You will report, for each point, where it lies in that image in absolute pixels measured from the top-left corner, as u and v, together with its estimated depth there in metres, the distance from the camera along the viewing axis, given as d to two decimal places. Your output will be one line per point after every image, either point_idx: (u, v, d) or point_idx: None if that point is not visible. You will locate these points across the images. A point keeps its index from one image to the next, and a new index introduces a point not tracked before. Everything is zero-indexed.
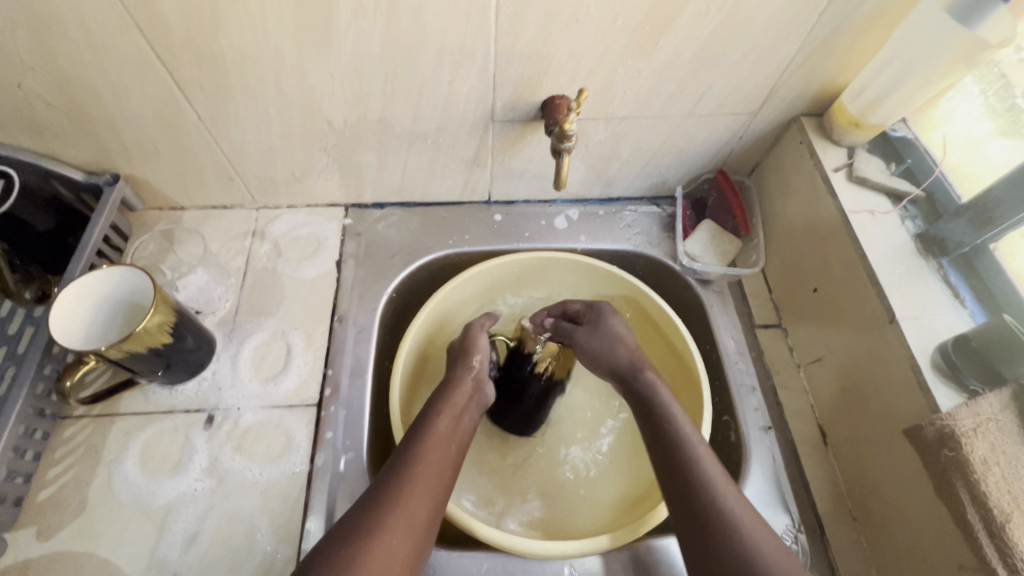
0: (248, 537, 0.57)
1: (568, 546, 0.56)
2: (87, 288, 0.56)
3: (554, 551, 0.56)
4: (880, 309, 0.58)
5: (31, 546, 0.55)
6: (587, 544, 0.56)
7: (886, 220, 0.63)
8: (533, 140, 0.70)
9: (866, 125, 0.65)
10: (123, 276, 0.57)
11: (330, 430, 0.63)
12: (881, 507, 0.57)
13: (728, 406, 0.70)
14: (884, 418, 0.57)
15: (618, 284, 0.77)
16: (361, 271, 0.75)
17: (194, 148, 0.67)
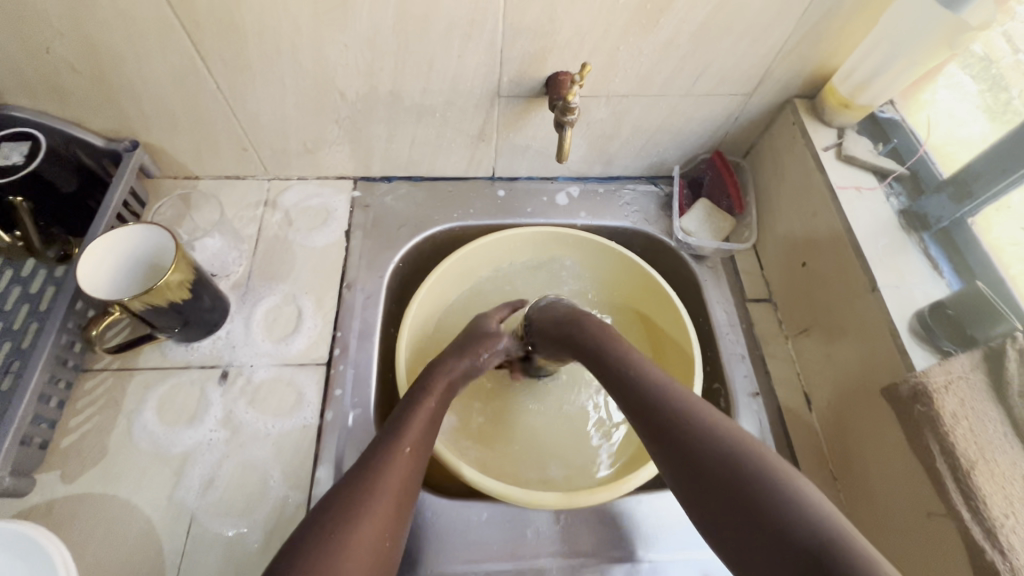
0: (261, 483, 0.60)
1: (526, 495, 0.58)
2: (103, 248, 0.58)
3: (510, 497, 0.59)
4: (863, 278, 0.61)
5: (56, 487, 0.58)
6: (565, 499, 0.58)
7: (872, 195, 0.66)
8: (537, 115, 0.73)
9: (856, 106, 0.68)
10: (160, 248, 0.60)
11: (339, 387, 0.66)
12: (859, 464, 0.61)
13: (719, 374, 0.74)
14: (860, 380, 0.61)
15: (616, 258, 0.80)
16: (369, 241, 0.78)
17: (211, 117, 0.70)
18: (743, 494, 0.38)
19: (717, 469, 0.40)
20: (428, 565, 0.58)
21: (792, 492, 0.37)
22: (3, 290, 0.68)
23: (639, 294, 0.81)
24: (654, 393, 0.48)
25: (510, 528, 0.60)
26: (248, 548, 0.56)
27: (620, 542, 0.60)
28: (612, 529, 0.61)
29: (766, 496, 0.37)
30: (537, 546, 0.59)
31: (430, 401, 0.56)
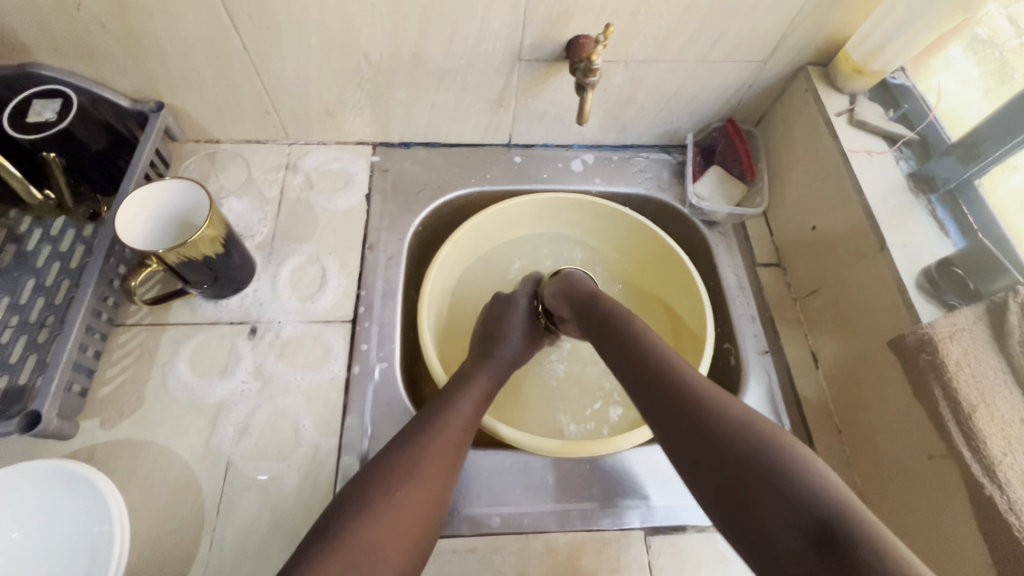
0: (293, 431, 0.62)
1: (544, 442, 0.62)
2: (143, 199, 0.60)
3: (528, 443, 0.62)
4: (873, 238, 0.64)
5: (96, 433, 0.60)
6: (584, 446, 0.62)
7: (882, 159, 0.68)
8: (555, 81, 0.75)
9: (868, 72, 0.70)
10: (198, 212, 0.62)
11: (365, 342, 0.69)
12: (863, 416, 0.64)
13: (730, 335, 0.76)
14: (867, 335, 0.64)
15: (630, 224, 0.82)
16: (389, 205, 0.80)
17: (236, 79, 0.71)
18: (733, 440, 0.41)
19: (713, 418, 0.43)
20: (455, 508, 0.60)
21: (774, 441, 0.41)
22: (34, 248, 0.69)
23: (651, 259, 0.83)
24: (655, 357, 0.52)
25: (531, 474, 0.63)
26: (283, 490, 0.59)
27: (636, 488, 0.63)
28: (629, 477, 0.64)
29: (755, 442, 0.41)
30: (558, 491, 0.62)
31: (478, 387, 0.63)
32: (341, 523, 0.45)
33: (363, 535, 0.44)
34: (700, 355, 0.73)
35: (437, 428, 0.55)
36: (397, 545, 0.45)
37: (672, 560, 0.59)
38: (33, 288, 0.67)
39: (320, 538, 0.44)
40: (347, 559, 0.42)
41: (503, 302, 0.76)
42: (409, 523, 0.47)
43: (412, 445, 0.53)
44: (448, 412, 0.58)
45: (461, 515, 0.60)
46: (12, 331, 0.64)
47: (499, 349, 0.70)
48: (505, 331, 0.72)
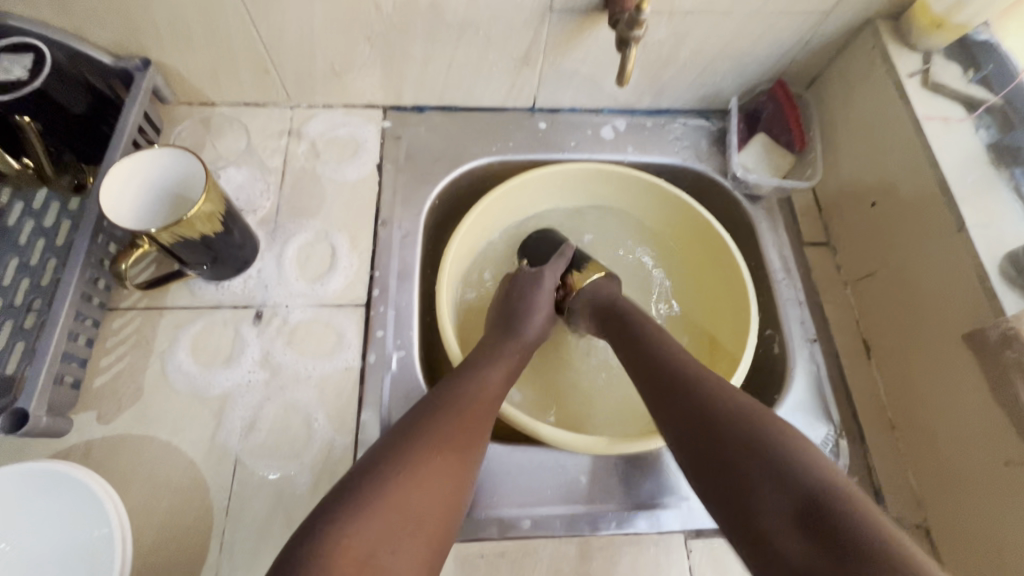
0: (305, 426, 0.57)
1: (576, 441, 0.57)
2: (133, 167, 0.54)
3: (559, 440, 0.58)
4: (948, 218, 0.57)
5: (93, 428, 0.56)
6: (615, 444, 0.57)
7: (960, 127, 0.61)
8: (590, 35, 0.66)
9: (949, 26, 0.61)
10: (189, 190, 0.56)
11: (380, 329, 0.63)
12: (924, 412, 0.59)
13: (773, 320, 0.70)
14: (933, 326, 0.58)
15: (666, 198, 0.74)
16: (402, 176, 0.73)
17: (230, 32, 0.63)
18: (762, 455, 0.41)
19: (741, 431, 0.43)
20: (482, 509, 0.56)
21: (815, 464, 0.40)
22: (15, 224, 0.63)
23: (687, 237, 0.77)
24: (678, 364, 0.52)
25: (563, 473, 0.58)
26: (297, 490, 0.55)
27: (676, 488, 0.58)
28: (668, 476, 0.59)
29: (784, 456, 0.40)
30: (592, 491, 0.58)
31: (504, 364, 0.59)
32: (365, 492, 0.43)
33: (390, 511, 0.42)
34: (742, 343, 0.67)
35: (461, 400, 0.52)
36: (424, 526, 0.44)
37: (715, 565, 0.55)
38: (17, 268, 0.61)
39: (339, 503, 0.42)
40: (373, 533, 0.41)
41: (528, 280, 0.68)
42: (435, 503, 0.45)
43: (435, 416, 0.50)
44: (471, 386, 0.54)
45: (489, 517, 0.56)
46: None
47: (523, 326, 0.64)
48: (530, 309, 0.65)
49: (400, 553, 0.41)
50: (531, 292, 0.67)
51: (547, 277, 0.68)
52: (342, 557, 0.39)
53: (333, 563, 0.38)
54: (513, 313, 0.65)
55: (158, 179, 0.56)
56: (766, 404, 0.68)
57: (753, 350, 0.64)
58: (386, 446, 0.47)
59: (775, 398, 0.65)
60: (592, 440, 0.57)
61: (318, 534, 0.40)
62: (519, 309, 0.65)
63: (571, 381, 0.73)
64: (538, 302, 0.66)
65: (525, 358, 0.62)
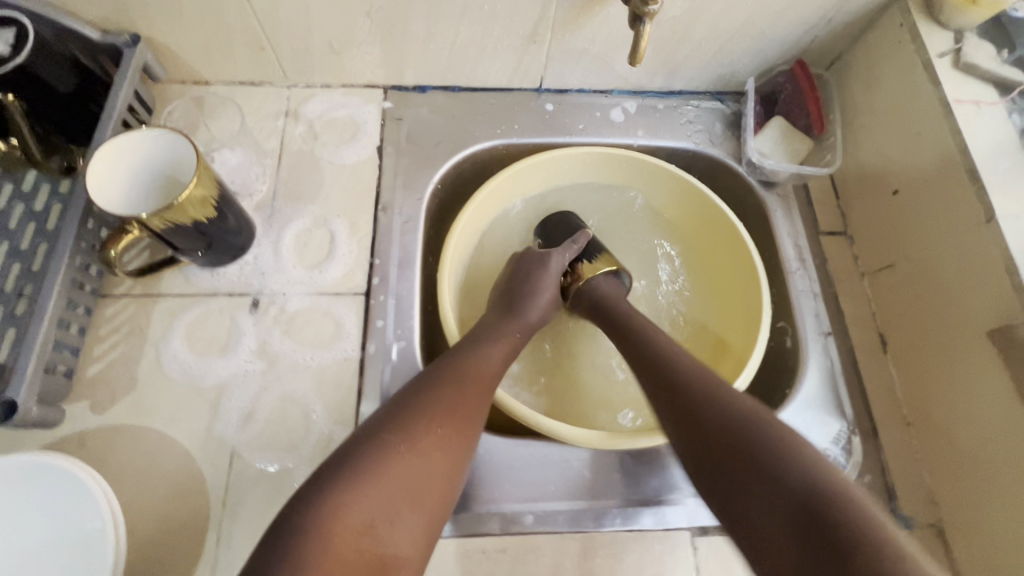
0: (304, 418, 0.56)
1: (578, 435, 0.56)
2: (117, 157, 0.52)
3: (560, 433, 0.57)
4: (976, 208, 0.54)
5: (87, 417, 0.55)
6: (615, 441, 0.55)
7: (992, 111, 0.57)
8: (600, 11, 0.63)
9: (986, 1, 0.58)
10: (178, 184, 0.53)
11: (380, 318, 0.61)
12: (943, 409, 0.57)
13: (786, 312, 0.68)
14: (955, 321, 0.56)
15: (676, 184, 0.72)
16: (403, 160, 0.70)
17: (221, 6, 0.59)
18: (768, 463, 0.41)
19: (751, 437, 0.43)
20: (483, 504, 0.55)
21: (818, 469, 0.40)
22: (5, 207, 0.61)
23: (698, 225, 0.74)
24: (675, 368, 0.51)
25: (567, 467, 0.57)
26: (294, 482, 0.54)
27: (683, 485, 0.57)
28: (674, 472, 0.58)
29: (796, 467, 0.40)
30: (596, 487, 0.56)
31: (504, 341, 0.57)
32: (362, 465, 0.42)
33: (388, 484, 0.42)
34: (753, 336, 0.65)
35: (462, 375, 0.51)
36: (423, 498, 0.44)
37: (720, 563, 0.54)
38: (7, 253, 0.59)
39: (335, 474, 0.42)
40: (371, 506, 0.41)
41: (536, 260, 0.65)
42: (434, 476, 0.45)
43: (436, 390, 0.49)
44: (474, 362, 0.53)
45: (491, 512, 0.55)
46: None
47: (526, 306, 0.62)
48: (536, 289, 0.63)
49: (398, 525, 0.42)
50: (536, 275, 0.64)
51: (556, 257, 0.65)
52: (338, 528, 0.39)
53: (329, 534, 0.38)
54: (515, 292, 0.63)
55: (153, 167, 0.53)
56: (777, 398, 0.66)
57: (764, 344, 0.62)
58: (385, 419, 0.47)
59: (787, 393, 0.63)
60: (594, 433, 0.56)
61: (312, 502, 0.40)
62: (524, 287, 0.63)
63: (576, 373, 0.71)
64: (541, 283, 0.63)
65: (523, 338, 0.60)
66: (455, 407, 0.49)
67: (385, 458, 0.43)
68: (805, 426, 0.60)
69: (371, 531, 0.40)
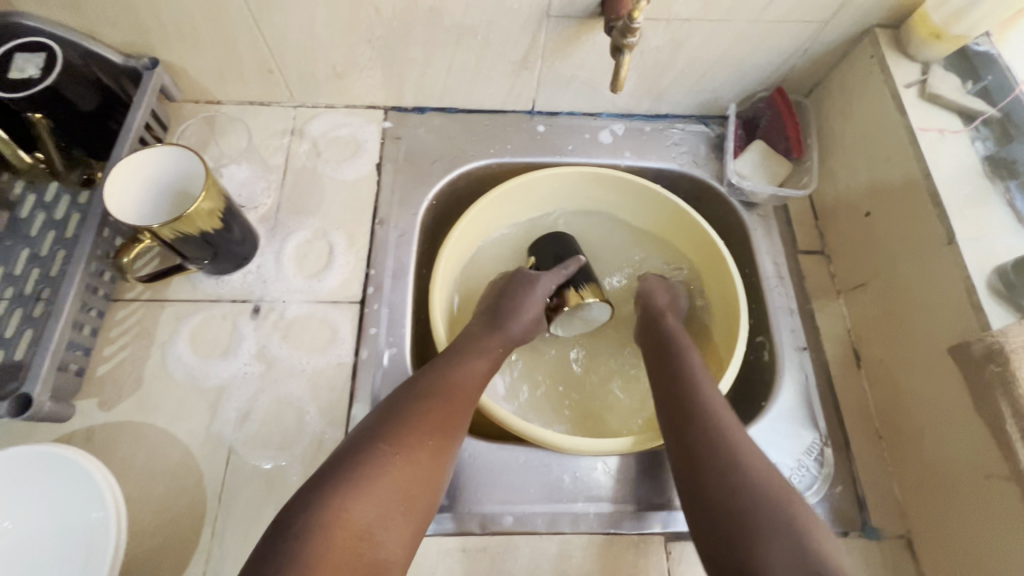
0: (298, 419, 0.59)
1: (567, 441, 0.58)
2: (139, 163, 0.56)
3: (551, 441, 0.58)
4: (939, 230, 0.57)
5: (94, 414, 0.58)
6: (591, 444, 0.58)
7: (956, 139, 0.60)
8: (587, 41, 0.67)
9: (948, 37, 0.61)
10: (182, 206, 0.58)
11: (373, 326, 0.65)
12: (911, 423, 0.59)
13: (764, 327, 0.70)
14: (920, 338, 0.59)
15: (660, 203, 0.75)
16: (401, 176, 0.74)
17: (235, 34, 0.64)
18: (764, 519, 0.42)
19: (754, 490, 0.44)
20: (466, 504, 0.57)
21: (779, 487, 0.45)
22: (27, 216, 0.66)
23: (681, 242, 0.77)
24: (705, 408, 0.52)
25: (547, 471, 0.60)
26: (287, 480, 0.57)
27: (658, 490, 0.59)
28: (649, 478, 0.60)
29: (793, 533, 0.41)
30: (574, 490, 0.59)
31: (487, 356, 0.60)
32: (357, 473, 0.45)
33: (383, 490, 0.45)
34: (731, 350, 0.67)
35: (446, 385, 0.54)
36: (415, 504, 0.46)
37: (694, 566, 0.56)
38: (28, 259, 0.64)
39: (331, 481, 0.44)
40: (368, 510, 0.43)
41: (523, 282, 0.69)
42: (424, 484, 0.48)
43: (423, 402, 0.52)
44: (456, 374, 0.56)
45: (473, 512, 0.57)
46: (7, 304, 0.61)
47: (510, 321, 0.65)
48: (518, 308, 0.66)
49: (393, 529, 0.44)
50: (522, 295, 0.67)
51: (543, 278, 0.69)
52: (339, 534, 0.41)
53: (329, 536, 0.41)
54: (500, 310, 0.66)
55: (165, 181, 0.58)
56: (754, 410, 0.68)
57: (741, 356, 0.64)
58: (374, 429, 0.49)
59: (763, 405, 0.66)
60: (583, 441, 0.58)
61: (310, 506, 0.43)
62: (507, 306, 0.66)
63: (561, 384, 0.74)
64: (526, 302, 0.67)
65: (508, 349, 0.64)
66: (441, 419, 0.52)
67: (378, 466, 0.46)
68: (779, 437, 0.63)
69: (368, 535, 0.43)
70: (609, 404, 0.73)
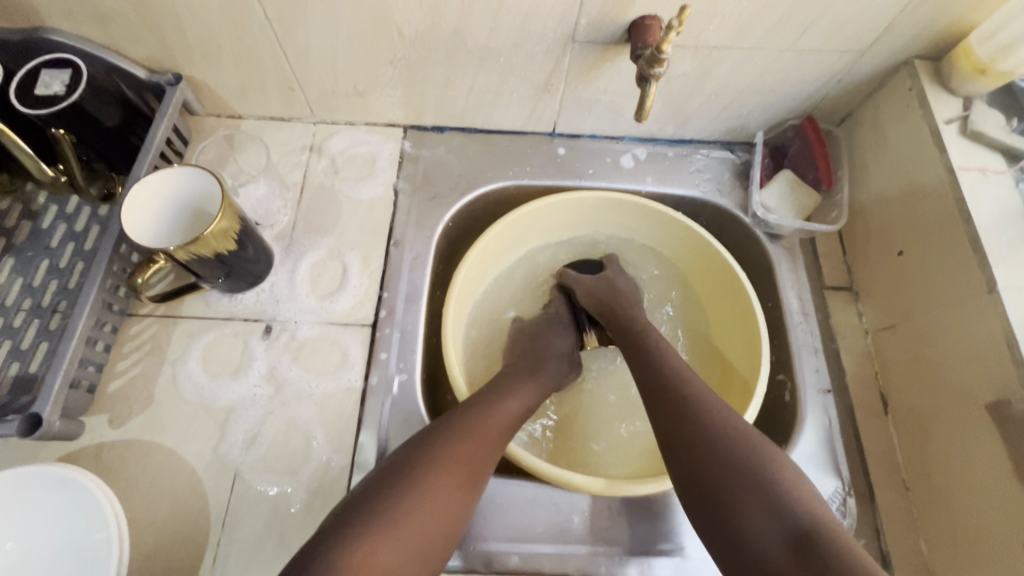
0: (305, 444, 0.58)
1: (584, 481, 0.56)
2: (171, 177, 0.57)
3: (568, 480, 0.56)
4: (978, 278, 0.54)
5: (105, 430, 0.58)
6: (601, 485, 0.56)
7: (999, 180, 0.58)
8: (612, 66, 0.65)
9: (993, 73, 0.58)
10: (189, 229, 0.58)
11: (384, 351, 0.64)
12: (941, 477, 0.56)
13: (786, 366, 0.68)
14: (954, 390, 0.56)
15: (681, 231, 0.73)
16: (418, 197, 0.73)
17: (258, 52, 0.64)
18: (740, 477, 0.45)
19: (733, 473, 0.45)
20: (471, 540, 0.56)
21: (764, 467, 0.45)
22: (48, 226, 0.67)
23: (701, 271, 0.75)
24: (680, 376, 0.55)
25: (556, 511, 0.58)
26: (291, 507, 0.56)
27: (671, 535, 0.57)
28: (661, 521, 0.58)
29: (772, 488, 0.43)
30: (585, 532, 0.57)
31: (520, 397, 0.60)
32: (380, 515, 0.44)
33: (409, 534, 0.44)
34: (750, 392, 0.65)
35: (479, 423, 0.54)
36: (434, 552, 0.45)
37: None
38: (47, 270, 0.64)
39: (359, 517, 0.43)
40: (391, 555, 0.42)
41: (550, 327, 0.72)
42: (446, 524, 0.47)
43: (454, 442, 0.51)
44: (493, 418, 0.55)
45: (477, 550, 0.56)
46: (24, 315, 0.61)
47: (550, 369, 0.66)
48: (546, 355, 0.68)
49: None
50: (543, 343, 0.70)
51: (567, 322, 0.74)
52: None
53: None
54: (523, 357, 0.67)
55: (184, 198, 0.58)
56: None
57: (762, 396, 0.62)
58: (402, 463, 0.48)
59: (782, 447, 0.63)
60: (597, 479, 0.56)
61: (329, 546, 0.42)
62: (532, 354, 0.68)
63: (572, 414, 0.72)
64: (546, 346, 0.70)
65: (545, 395, 0.64)
66: (476, 449, 0.52)
67: (403, 514, 0.44)
68: None
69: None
70: (619, 434, 0.70)
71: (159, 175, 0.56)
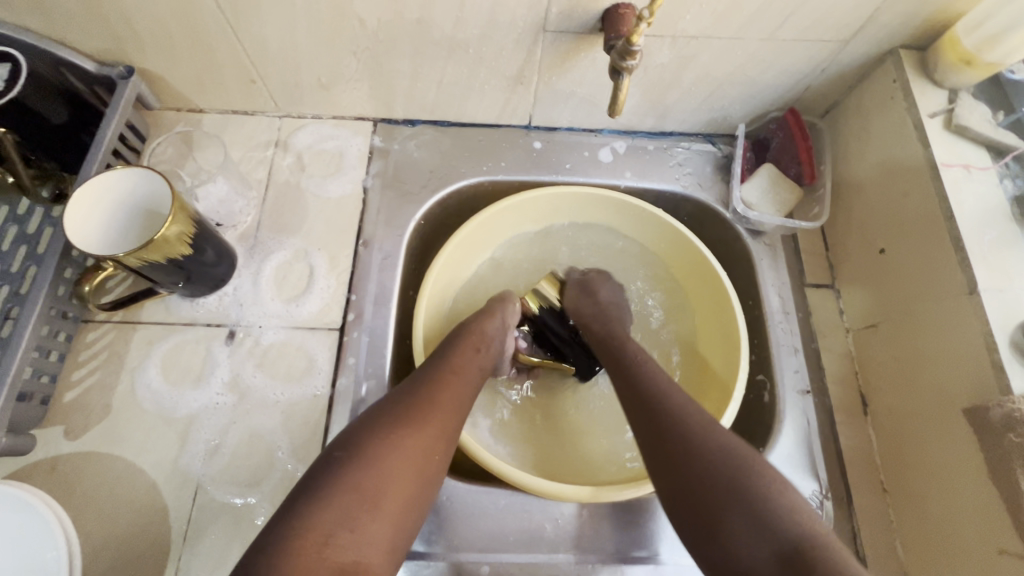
0: (268, 455, 0.57)
1: (574, 492, 0.54)
2: (132, 176, 0.54)
3: (560, 494, 0.55)
4: (959, 279, 0.53)
5: (60, 443, 0.56)
6: (590, 491, 0.54)
7: (983, 177, 0.56)
8: (586, 57, 0.62)
9: (979, 64, 0.56)
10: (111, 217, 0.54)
11: (352, 356, 0.62)
12: (917, 479, 0.55)
13: (766, 366, 0.66)
14: (933, 394, 0.54)
15: (661, 227, 0.71)
16: (388, 194, 0.70)
17: (213, 44, 0.61)
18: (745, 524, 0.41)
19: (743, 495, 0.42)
20: (440, 550, 0.55)
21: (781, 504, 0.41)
22: None
23: (678, 267, 0.74)
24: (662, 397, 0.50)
25: (528, 518, 0.57)
26: (255, 519, 0.54)
27: (646, 541, 0.56)
28: (636, 524, 0.57)
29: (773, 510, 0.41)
30: (559, 541, 0.56)
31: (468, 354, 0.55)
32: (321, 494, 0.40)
33: (352, 496, 0.41)
34: (728, 393, 0.63)
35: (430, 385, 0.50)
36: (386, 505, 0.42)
37: None
38: None
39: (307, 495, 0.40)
40: (340, 520, 0.39)
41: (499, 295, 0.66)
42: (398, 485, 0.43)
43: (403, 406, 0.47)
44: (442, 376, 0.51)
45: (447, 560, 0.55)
46: None
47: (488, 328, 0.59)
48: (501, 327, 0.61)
49: (365, 534, 0.40)
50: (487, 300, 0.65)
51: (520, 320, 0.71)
52: (304, 541, 0.38)
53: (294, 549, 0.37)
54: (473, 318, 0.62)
55: (137, 190, 0.55)
56: None
57: (740, 398, 0.61)
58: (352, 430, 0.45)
59: (759, 450, 0.62)
60: (584, 488, 0.55)
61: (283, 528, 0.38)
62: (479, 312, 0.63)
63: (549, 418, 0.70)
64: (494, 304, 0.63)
65: (486, 349, 0.58)
66: (448, 411, 0.49)
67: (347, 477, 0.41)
68: None
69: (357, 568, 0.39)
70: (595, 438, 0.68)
71: (125, 174, 0.54)
